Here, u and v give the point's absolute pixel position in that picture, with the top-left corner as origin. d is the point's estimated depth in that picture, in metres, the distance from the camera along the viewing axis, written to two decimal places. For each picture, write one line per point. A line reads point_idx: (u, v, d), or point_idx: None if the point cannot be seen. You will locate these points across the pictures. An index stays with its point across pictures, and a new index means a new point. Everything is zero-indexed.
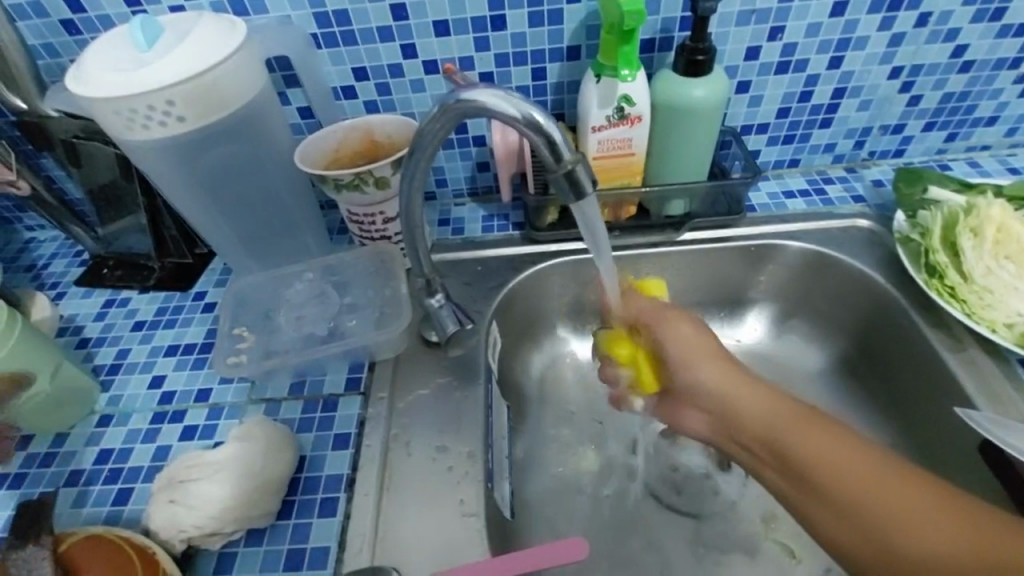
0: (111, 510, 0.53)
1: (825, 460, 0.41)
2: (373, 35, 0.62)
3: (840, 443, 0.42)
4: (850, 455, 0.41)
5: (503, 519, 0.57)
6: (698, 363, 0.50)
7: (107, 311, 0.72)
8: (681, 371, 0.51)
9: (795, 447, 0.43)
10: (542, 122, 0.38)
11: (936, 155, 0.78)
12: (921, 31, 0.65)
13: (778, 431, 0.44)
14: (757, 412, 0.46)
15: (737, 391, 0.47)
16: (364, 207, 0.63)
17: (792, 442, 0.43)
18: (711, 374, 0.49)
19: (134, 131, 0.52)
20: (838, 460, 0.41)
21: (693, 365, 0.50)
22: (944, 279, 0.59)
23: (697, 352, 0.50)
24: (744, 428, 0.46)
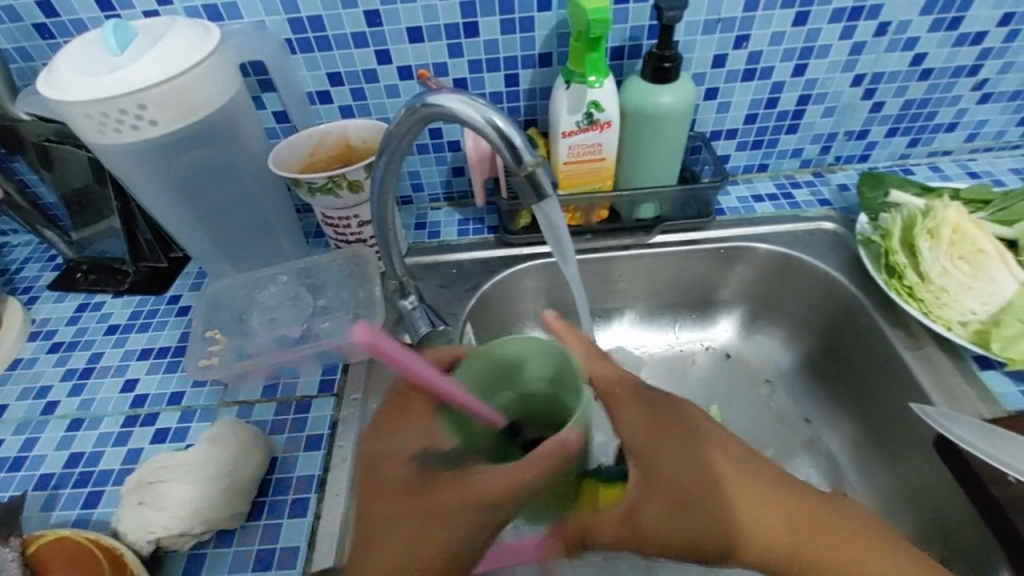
0: (80, 514, 0.53)
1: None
2: (347, 40, 0.63)
3: (871, 551, 0.40)
4: (880, 561, 0.40)
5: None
6: (721, 506, 0.40)
7: (79, 315, 0.72)
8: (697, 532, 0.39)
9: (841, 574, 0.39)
10: (505, 127, 0.39)
11: (900, 160, 0.80)
12: (881, 40, 0.67)
13: (813, 552, 0.40)
14: (750, 503, 0.40)
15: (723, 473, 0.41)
16: (338, 211, 0.63)
17: (834, 566, 0.40)
18: (745, 514, 0.40)
19: (106, 134, 0.52)
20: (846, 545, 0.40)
21: (720, 514, 0.39)
22: (903, 279, 0.61)
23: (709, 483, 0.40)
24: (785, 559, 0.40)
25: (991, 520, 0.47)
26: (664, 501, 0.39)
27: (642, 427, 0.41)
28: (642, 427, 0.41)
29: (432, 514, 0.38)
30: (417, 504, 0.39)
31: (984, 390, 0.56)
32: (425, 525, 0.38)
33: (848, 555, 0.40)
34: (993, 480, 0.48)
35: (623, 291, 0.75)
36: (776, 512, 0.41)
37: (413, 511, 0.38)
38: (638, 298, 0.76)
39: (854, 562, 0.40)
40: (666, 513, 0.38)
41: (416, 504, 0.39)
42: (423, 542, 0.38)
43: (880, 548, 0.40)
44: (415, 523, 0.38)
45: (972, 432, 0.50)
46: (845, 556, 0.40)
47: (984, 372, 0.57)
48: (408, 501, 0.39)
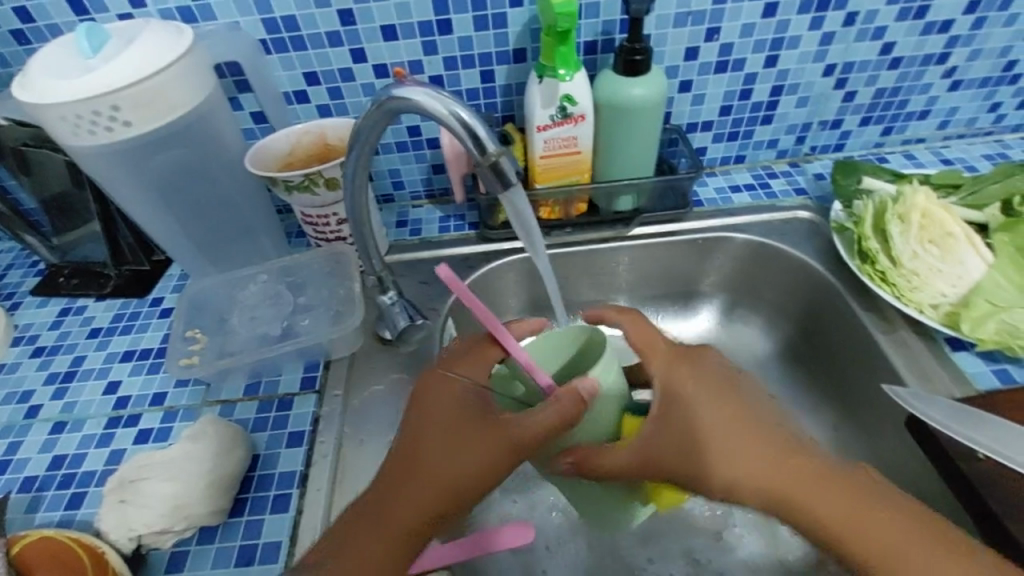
0: (64, 514, 0.53)
1: (857, 517, 0.40)
2: (322, 40, 0.63)
3: (854, 493, 0.41)
4: (857, 497, 0.41)
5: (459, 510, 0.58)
6: (717, 432, 0.44)
7: (62, 319, 0.72)
8: (689, 452, 0.43)
9: (821, 512, 0.40)
10: (467, 117, 0.39)
11: (875, 149, 0.81)
12: (849, 30, 0.68)
13: (794, 485, 0.41)
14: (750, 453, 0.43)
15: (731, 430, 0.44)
16: (317, 209, 0.64)
17: (810, 499, 0.41)
18: (729, 442, 0.43)
19: (80, 136, 0.52)
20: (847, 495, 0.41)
21: (712, 432, 0.44)
22: (876, 264, 0.62)
23: (716, 414, 0.45)
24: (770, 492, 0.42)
25: (961, 496, 0.48)
26: (664, 424, 0.44)
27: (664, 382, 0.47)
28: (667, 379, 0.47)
29: (473, 435, 0.44)
30: (462, 425, 0.44)
31: (955, 371, 0.56)
32: (460, 442, 0.44)
33: (828, 492, 0.41)
34: (962, 457, 0.49)
35: (603, 284, 0.76)
36: (765, 446, 0.43)
37: (457, 431, 0.44)
38: (619, 289, 0.77)
39: (830, 498, 0.41)
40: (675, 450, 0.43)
41: (459, 426, 0.44)
42: (458, 462, 0.43)
43: (864, 487, 0.41)
44: (445, 442, 0.44)
45: (943, 411, 0.50)
46: (825, 495, 0.41)
47: (956, 353, 0.58)
48: (455, 422, 0.45)
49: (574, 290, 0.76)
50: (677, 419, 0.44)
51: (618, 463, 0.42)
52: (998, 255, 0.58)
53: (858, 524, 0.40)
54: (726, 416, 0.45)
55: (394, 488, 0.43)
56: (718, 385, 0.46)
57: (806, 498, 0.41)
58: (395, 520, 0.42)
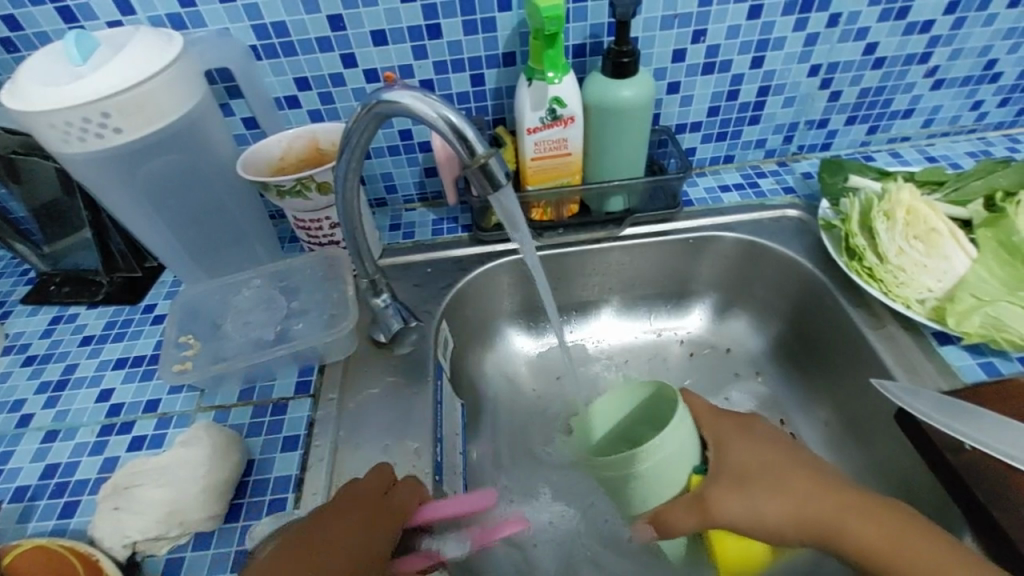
0: (57, 523, 0.53)
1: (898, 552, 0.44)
2: (312, 45, 0.64)
3: (889, 528, 0.45)
4: (893, 529, 0.45)
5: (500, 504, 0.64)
6: (767, 487, 0.49)
7: (54, 327, 0.71)
8: (746, 513, 0.48)
9: (867, 547, 0.45)
10: (456, 120, 0.40)
11: (861, 147, 0.83)
12: (833, 31, 0.70)
13: (841, 526, 0.46)
14: (808, 503, 0.48)
15: (786, 478, 0.49)
16: (309, 213, 0.64)
17: (854, 534, 0.46)
18: (777, 495, 0.48)
19: (70, 143, 0.52)
20: (890, 538, 0.45)
21: (762, 490, 0.48)
22: (863, 261, 0.63)
23: (762, 468, 0.50)
24: (820, 534, 0.47)
25: (950, 488, 0.49)
26: (718, 483, 0.49)
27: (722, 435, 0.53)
28: (729, 430, 0.53)
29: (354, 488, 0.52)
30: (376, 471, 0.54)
31: (943, 364, 0.57)
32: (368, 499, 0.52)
33: (872, 532, 0.46)
34: (950, 449, 0.49)
35: (596, 284, 0.77)
36: (813, 492, 0.48)
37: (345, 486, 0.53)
38: (612, 289, 0.78)
39: (874, 533, 0.45)
40: (730, 496, 0.48)
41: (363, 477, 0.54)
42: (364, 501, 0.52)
43: (897, 517, 0.46)
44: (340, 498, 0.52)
45: (930, 404, 0.51)
46: (867, 532, 0.46)
47: (943, 347, 0.59)
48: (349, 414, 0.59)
49: (568, 292, 0.77)
50: (731, 483, 0.49)
51: (682, 522, 0.48)
52: (982, 250, 0.59)
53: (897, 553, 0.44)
54: (773, 474, 0.50)
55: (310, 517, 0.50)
56: (761, 440, 0.52)
57: (851, 535, 0.46)
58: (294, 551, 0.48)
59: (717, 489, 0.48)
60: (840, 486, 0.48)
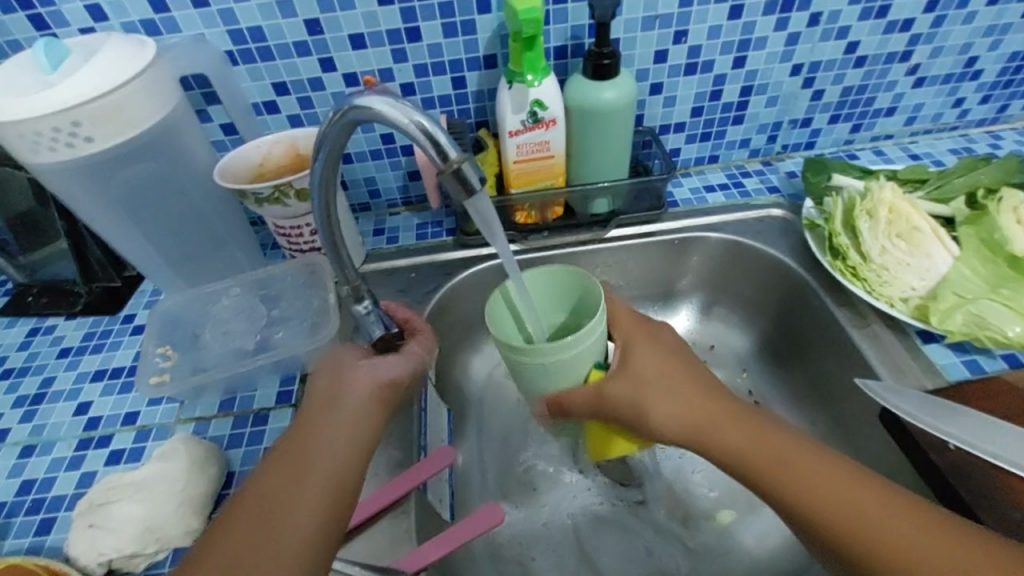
0: (34, 540, 0.52)
1: (828, 495, 0.41)
2: (290, 50, 0.63)
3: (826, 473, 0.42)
4: (828, 471, 0.42)
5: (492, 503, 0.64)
6: (676, 394, 0.48)
7: (31, 339, 0.70)
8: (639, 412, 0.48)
9: (815, 504, 0.41)
10: (428, 126, 0.39)
11: (845, 146, 0.83)
12: (814, 30, 0.69)
13: (783, 470, 0.43)
14: (741, 437, 0.45)
15: (697, 400, 0.48)
16: (289, 220, 0.63)
17: (793, 475, 0.42)
18: (674, 397, 0.48)
19: (40, 153, 0.51)
20: (825, 481, 0.41)
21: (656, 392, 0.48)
22: (847, 260, 0.63)
23: (663, 376, 0.49)
24: (747, 469, 0.45)
25: (934, 488, 0.49)
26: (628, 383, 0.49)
27: (655, 364, 0.49)
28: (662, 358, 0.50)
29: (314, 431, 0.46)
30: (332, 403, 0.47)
31: (927, 362, 0.57)
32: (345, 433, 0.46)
33: (805, 468, 0.43)
34: (934, 448, 0.49)
35: None
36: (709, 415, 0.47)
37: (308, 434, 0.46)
38: None
39: (811, 474, 0.42)
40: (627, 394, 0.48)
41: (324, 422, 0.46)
42: (344, 439, 0.45)
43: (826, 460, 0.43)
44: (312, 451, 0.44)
45: (914, 403, 0.51)
46: (807, 469, 0.42)
47: (927, 345, 0.59)
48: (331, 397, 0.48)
49: None
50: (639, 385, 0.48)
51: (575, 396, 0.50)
52: (964, 249, 0.59)
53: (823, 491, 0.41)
54: (691, 398, 0.48)
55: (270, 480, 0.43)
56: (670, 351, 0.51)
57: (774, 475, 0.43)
58: (263, 524, 0.40)
59: (630, 389, 0.48)
60: (752, 424, 0.46)
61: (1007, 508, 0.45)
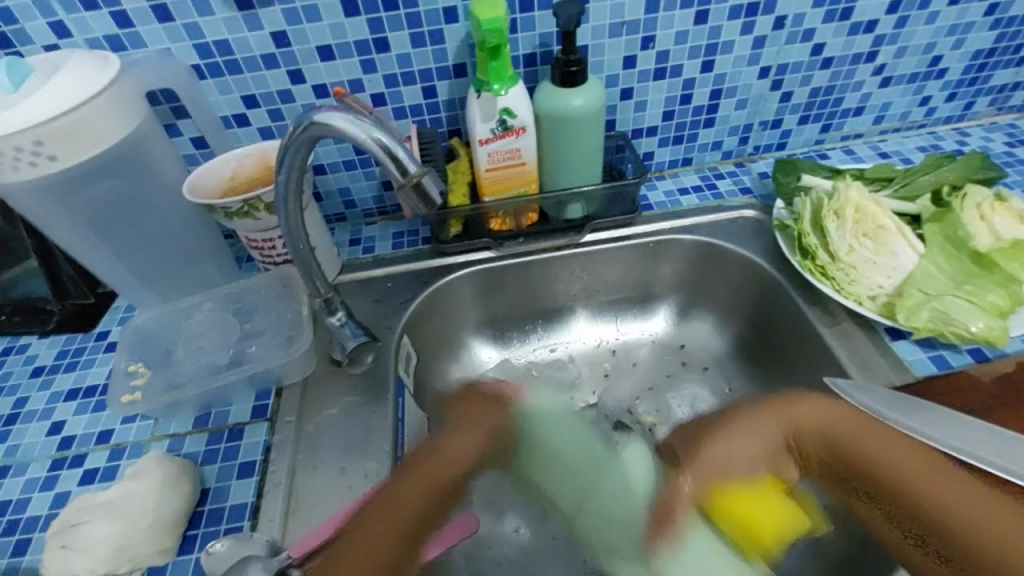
0: (6, 564, 0.52)
1: (905, 468, 0.45)
2: (257, 62, 0.63)
3: (907, 462, 0.45)
4: (887, 449, 0.46)
5: (474, 510, 0.64)
6: (771, 415, 0.49)
7: (4, 359, 0.69)
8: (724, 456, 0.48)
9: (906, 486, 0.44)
10: (387, 141, 0.40)
11: (816, 146, 0.84)
12: (780, 33, 0.70)
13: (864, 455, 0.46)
14: (829, 429, 0.48)
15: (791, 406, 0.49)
16: (260, 233, 0.63)
17: (877, 457, 0.46)
18: (748, 432, 0.48)
19: (3, 173, 0.51)
20: (914, 477, 0.45)
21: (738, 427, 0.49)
22: (816, 260, 0.64)
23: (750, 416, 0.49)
24: (839, 450, 0.47)
25: None
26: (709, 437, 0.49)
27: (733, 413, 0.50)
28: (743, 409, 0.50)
29: (453, 447, 0.49)
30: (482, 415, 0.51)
31: (896, 358, 0.58)
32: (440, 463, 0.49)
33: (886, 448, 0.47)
34: None
35: (560, 291, 0.77)
36: (808, 417, 0.48)
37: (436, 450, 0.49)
38: (576, 296, 0.78)
39: (878, 455, 0.46)
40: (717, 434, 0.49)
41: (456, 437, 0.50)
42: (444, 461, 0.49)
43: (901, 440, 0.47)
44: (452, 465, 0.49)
45: (882, 400, 0.52)
46: (879, 454, 0.46)
47: (895, 342, 0.60)
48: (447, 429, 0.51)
49: (533, 300, 0.77)
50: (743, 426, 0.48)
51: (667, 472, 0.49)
52: (929, 245, 0.60)
53: (892, 470, 0.45)
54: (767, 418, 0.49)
55: (425, 476, 0.48)
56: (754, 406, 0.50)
57: (875, 462, 0.46)
58: (406, 516, 0.46)
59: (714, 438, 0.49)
60: (832, 406, 0.49)
61: None
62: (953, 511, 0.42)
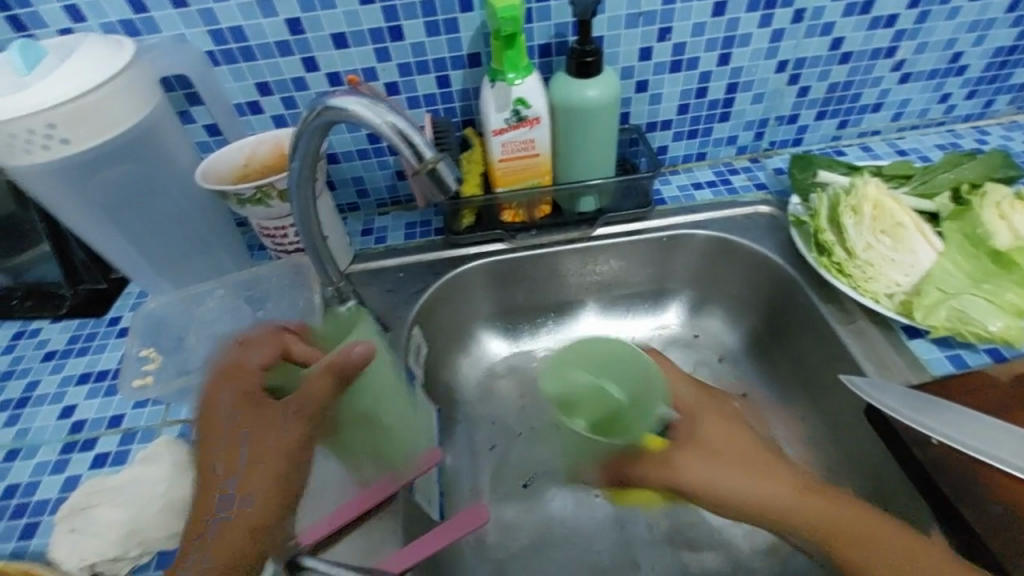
0: (16, 545, 0.52)
1: (850, 531, 0.46)
2: (272, 49, 0.62)
3: (854, 518, 0.47)
4: (796, 485, 0.48)
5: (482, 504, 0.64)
6: (729, 460, 0.49)
7: (17, 343, 0.70)
8: (705, 481, 0.49)
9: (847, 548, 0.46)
10: (402, 126, 0.40)
11: (832, 142, 0.83)
12: (798, 26, 0.70)
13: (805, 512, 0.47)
14: (780, 486, 0.48)
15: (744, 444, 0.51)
16: (274, 221, 0.63)
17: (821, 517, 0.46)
18: (714, 468, 0.49)
19: (17, 156, 0.51)
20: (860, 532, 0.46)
21: (711, 458, 0.49)
22: (832, 256, 0.63)
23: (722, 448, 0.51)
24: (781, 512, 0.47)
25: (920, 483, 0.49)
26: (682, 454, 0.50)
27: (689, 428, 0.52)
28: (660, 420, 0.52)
29: (265, 423, 0.47)
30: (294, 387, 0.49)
31: (911, 357, 0.58)
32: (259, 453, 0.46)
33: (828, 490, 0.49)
34: (916, 443, 0.50)
35: (573, 285, 0.77)
36: (722, 464, 0.49)
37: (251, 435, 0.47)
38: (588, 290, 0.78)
39: (784, 491, 0.48)
40: (698, 457, 0.50)
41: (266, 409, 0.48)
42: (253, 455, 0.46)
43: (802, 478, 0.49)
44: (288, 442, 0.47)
45: (897, 399, 0.51)
46: (778, 490, 0.48)
47: (912, 341, 0.59)
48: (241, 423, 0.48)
49: (544, 293, 0.77)
50: (702, 451, 0.50)
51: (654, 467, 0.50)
52: (948, 244, 0.60)
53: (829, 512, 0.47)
54: (729, 453, 0.50)
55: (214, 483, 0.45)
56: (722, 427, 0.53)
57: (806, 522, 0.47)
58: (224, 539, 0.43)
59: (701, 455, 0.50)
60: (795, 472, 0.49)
61: (989, 502, 0.45)
62: (840, 537, 0.46)
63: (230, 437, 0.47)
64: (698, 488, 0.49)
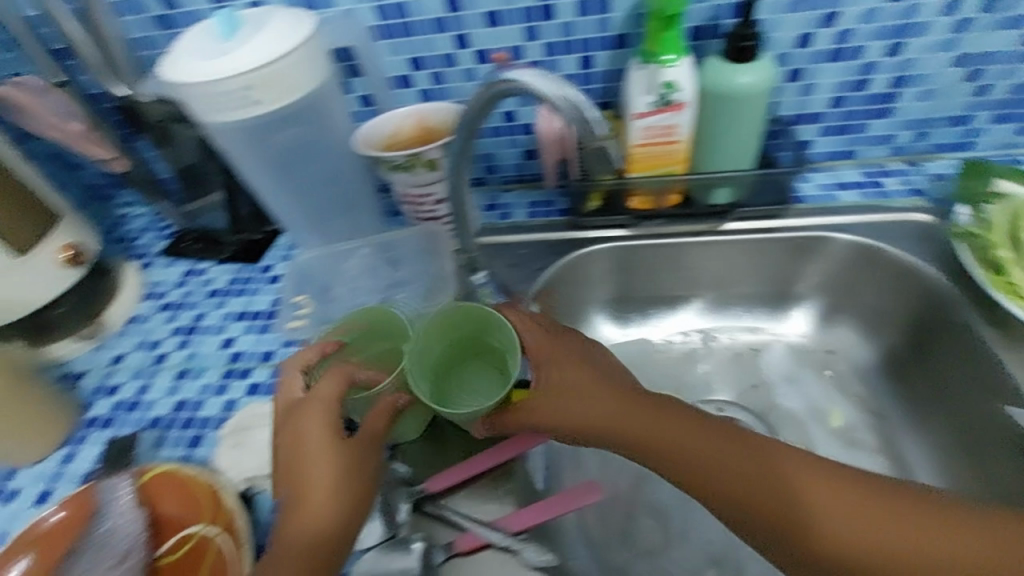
0: (187, 451, 0.60)
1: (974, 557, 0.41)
2: (429, 25, 0.66)
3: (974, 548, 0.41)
4: (831, 484, 0.45)
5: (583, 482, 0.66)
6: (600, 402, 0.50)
7: (187, 278, 0.80)
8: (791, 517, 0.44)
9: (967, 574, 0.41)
10: (578, 100, 0.43)
11: (1009, 149, 0.74)
12: (990, 16, 0.62)
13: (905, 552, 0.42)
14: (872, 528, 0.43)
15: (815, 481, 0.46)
16: (417, 189, 0.66)
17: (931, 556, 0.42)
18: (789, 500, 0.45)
19: (217, 113, 0.57)
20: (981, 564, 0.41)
21: (576, 396, 0.50)
22: (1007, 276, 0.59)
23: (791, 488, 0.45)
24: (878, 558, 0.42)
25: None
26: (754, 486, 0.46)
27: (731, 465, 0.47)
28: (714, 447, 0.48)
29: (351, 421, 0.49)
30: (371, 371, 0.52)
31: None
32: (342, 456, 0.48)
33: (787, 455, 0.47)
34: None
35: (692, 279, 0.75)
36: (638, 418, 0.49)
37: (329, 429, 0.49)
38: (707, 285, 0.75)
39: (821, 489, 0.45)
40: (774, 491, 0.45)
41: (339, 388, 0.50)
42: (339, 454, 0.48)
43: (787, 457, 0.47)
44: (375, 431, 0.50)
45: None
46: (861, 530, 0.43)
47: None
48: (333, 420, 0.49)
49: (662, 284, 0.75)
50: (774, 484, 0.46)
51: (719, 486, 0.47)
52: None
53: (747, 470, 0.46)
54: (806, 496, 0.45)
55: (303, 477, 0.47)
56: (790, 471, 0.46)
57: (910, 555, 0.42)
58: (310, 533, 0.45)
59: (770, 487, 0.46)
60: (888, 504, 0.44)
61: None
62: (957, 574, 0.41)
63: (316, 428, 0.48)
64: (583, 430, 0.50)
